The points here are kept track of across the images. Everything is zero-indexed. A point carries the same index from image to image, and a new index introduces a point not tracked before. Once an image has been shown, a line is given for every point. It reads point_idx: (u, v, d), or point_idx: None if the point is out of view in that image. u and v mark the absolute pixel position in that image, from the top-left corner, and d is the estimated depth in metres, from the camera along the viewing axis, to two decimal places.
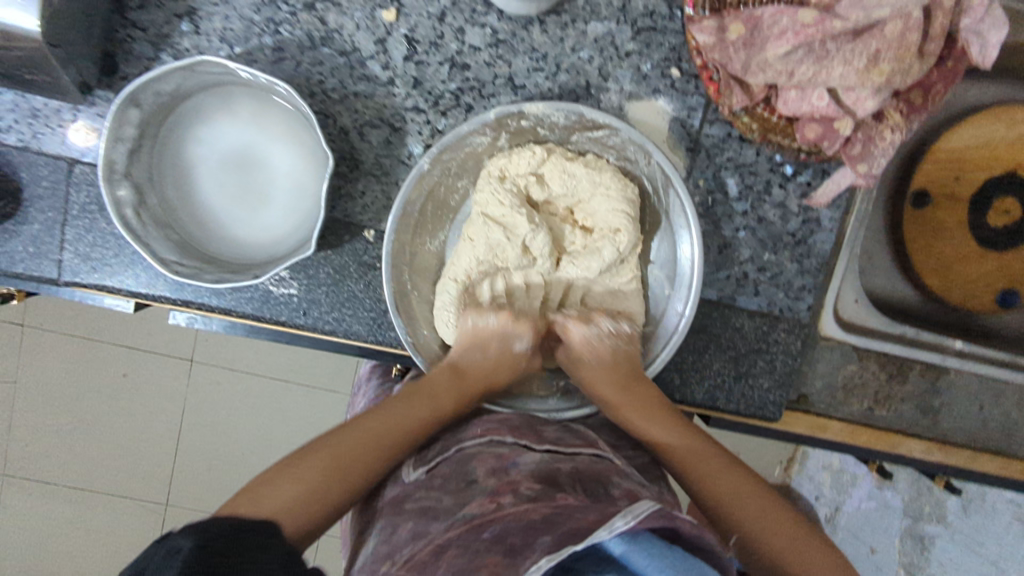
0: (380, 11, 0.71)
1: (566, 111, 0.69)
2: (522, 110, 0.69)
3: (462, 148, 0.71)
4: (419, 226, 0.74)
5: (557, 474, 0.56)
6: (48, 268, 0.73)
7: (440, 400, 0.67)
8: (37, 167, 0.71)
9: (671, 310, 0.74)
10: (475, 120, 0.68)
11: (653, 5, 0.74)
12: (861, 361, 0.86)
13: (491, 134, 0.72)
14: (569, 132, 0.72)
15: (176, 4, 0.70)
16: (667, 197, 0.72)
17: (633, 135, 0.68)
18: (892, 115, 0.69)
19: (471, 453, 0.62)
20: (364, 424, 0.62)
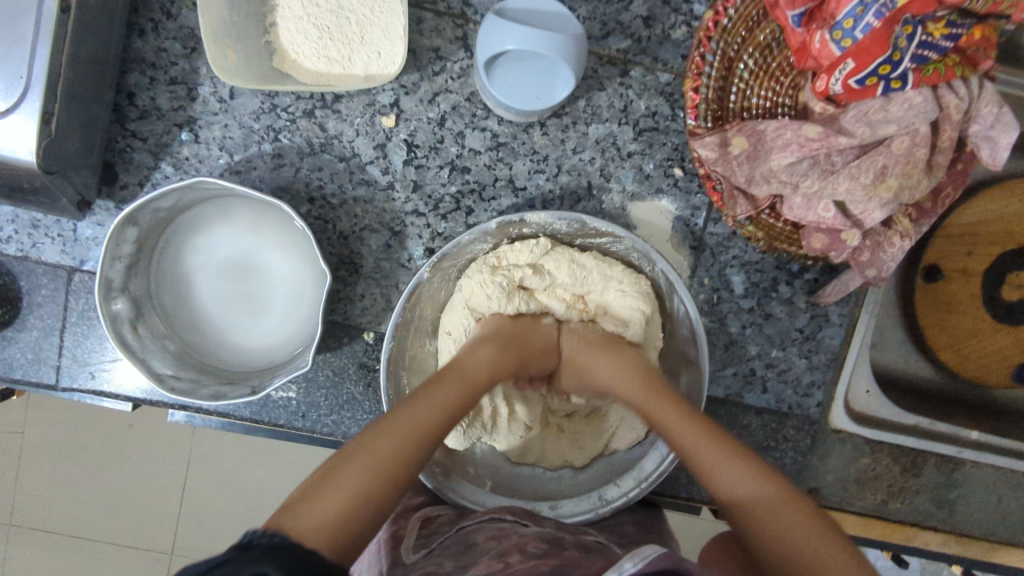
0: (380, 116, 0.71)
1: (568, 220, 0.67)
2: (524, 219, 0.67)
3: (463, 255, 0.70)
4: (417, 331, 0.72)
5: (560, 538, 0.61)
6: (47, 373, 0.73)
7: (461, 388, 0.59)
8: (36, 277, 0.71)
9: None
10: (476, 229, 0.66)
11: (655, 106, 0.73)
12: (873, 454, 0.84)
13: (492, 240, 0.70)
14: (570, 238, 0.71)
15: (175, 113, 0.70)
16: (672, 303, 0.71)
17: (638, 244, 0.67)
18: (900, 222, 0.67)
19: (473, 530, 0.65)
20: (390, 422, 0.54)
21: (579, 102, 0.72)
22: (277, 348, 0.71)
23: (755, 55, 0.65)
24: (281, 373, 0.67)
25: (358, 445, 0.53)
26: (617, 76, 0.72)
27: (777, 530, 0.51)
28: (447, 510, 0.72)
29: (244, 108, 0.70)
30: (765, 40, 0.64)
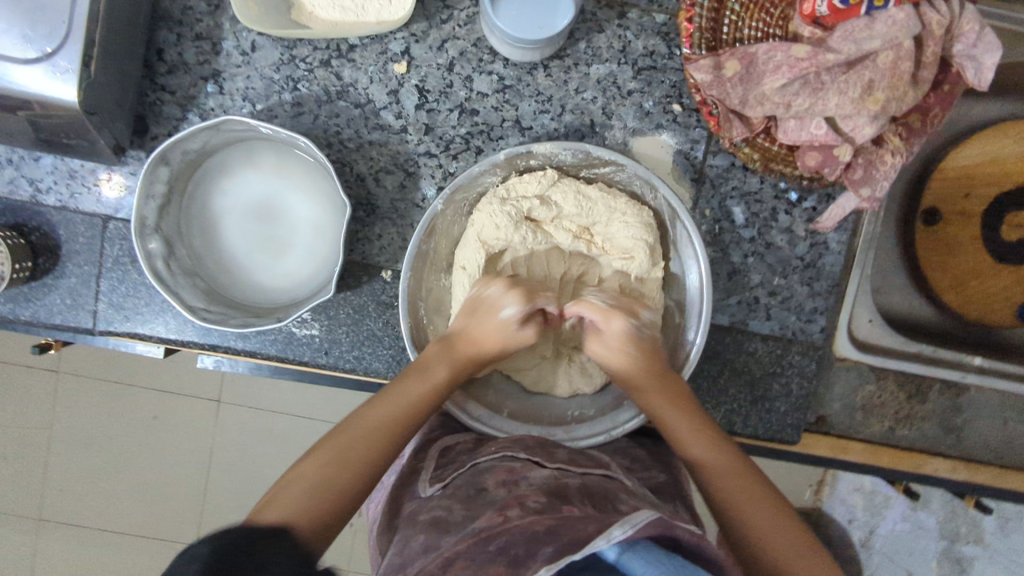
0: (392, 64, 0.75)
1: (573, 150, 0.71)
2: (531, 150, 0.71)
3: (474, 188, 0.74)
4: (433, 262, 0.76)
5: (565, 487, 0.57)
6: (84, 318, 0.78)
7: (431, 373, 0.66)
8: (74, 225, 0.76)
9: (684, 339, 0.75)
10: (486, 162, 0.71)
11: (652, 46, 0.77)
12: (879, 381, 0.87)
13: (502, 173, 0.74)
14: (576, 168, 0.75)
15: (201, 67, 0.74)
16: (674, 227, 0.75)
17: (640, 171, 0.71)
18: (892, 139, 0.71)
19: (485, 467, 0.64)
20: (360, 414, 0.62)
21: (580, 45, 0.76)
22: (300, 286, 0.75)
23: None
24: (306, 303, 0.72)
25: (324, 441, 0.59)
26: (615, 18, 0.76)
27: (725, 490, 0.60)
28: (466, 437, 0.75)
29: (266, 60, 0.75)
30: None
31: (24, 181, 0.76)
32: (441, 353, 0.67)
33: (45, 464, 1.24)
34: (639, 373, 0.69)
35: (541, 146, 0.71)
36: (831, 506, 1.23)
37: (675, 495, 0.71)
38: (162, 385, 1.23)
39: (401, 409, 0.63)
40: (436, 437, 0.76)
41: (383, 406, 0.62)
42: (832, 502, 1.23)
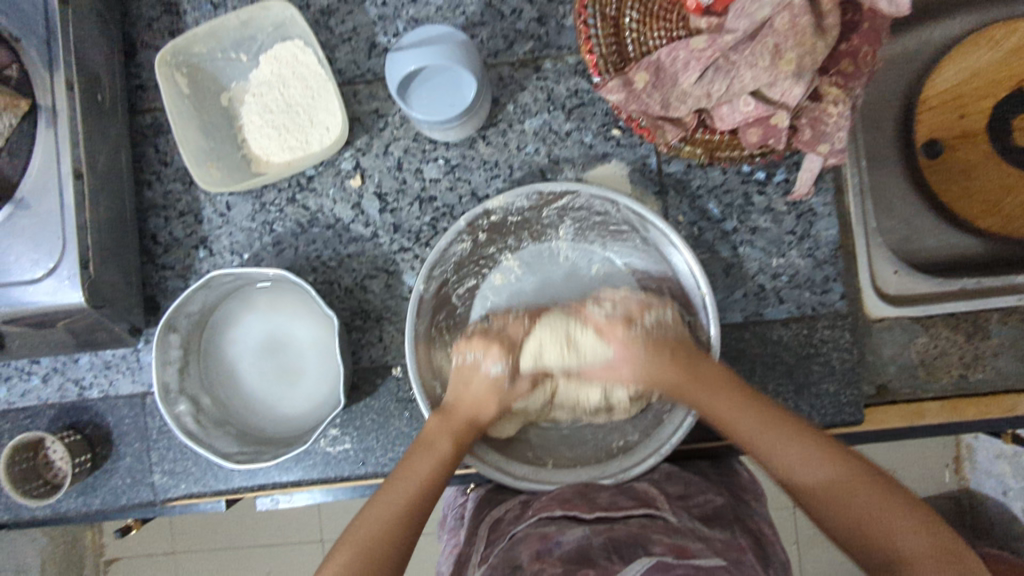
0: (349, 180, 0.82)
1: (526, 194, 0.71)
2: (488, 208, 0.71)
3: (449, 258, 0.74)
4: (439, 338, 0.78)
5: (590, 549, 0.57)
6: (145, 491, 0.83)
7: (426, 459, 0.66)
8: (119, 409, 0.83)
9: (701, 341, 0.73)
10: (451, 232, 0.71)
11: (574, 86, 0.80)
12: (929, 330, 0.80)
13: (469, 238, 0.74)
14: (537, 212, 0.75)
15: (190, 238, 0.83)
16: (649, 232, 0.73)
17: (597, 192, 0.70)
18: (828, 91, 0.69)
19: (519, 538, 0.62)
20: (379, 501, 0.64)
21: (508, 107, 0.81)
22: (322, 402, 0.79)
23: (636, 6, 0.72)
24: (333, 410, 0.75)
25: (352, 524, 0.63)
26: (532, 74, 0.81)
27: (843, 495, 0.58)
28: (513, 503, 0.72)
29: (241, 215, 0.82)
30: None
31: (69, 383, 0.84)
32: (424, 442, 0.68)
33: None
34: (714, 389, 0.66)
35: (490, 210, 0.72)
36: (977, 480, 1.18)
37: (731, 519, 0.66)
38: (265, 537, 1.31)
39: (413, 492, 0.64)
40: (485, 514, 0.74)
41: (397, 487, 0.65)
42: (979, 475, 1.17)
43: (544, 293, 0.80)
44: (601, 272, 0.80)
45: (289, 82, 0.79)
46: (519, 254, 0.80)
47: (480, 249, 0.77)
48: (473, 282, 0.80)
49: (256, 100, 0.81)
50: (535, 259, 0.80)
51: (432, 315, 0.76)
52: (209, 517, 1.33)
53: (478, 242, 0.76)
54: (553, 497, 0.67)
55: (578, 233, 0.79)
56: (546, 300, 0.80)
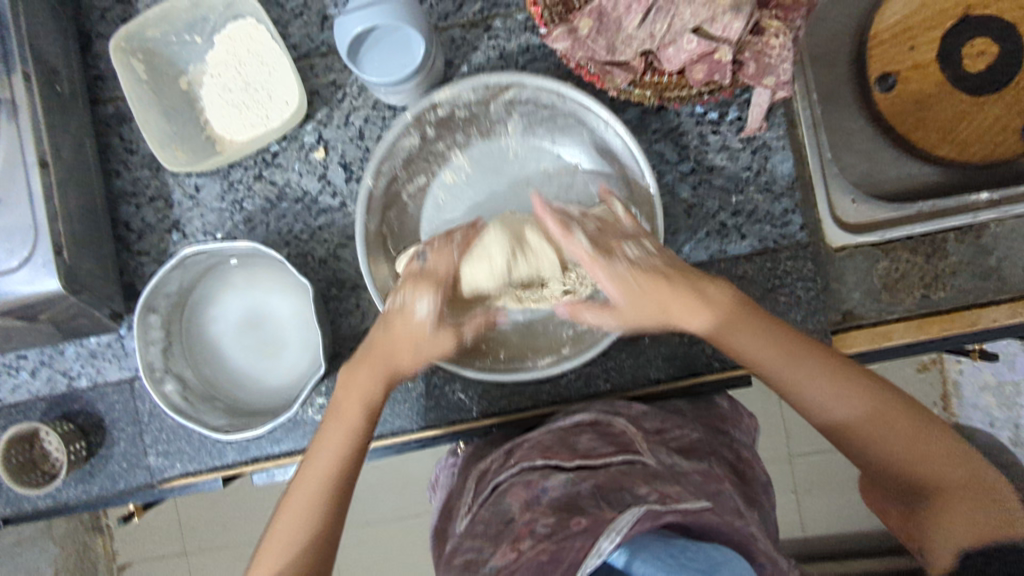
0: (313, 153, 0.83)
1: (472, 86, 0.75)
2: (434, 99, 0.74)
3: (398, 151, 0.77)
4: (387, 234, 0.79)
5: (580, 498, 0.59)
6: (142, 474, 0.85)
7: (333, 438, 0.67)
8: (108, 395, 0.85)
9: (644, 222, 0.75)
10: (398, 124, 0.74)
11: (525, 42, 0.82)
12: (890, 255, 0.82)
13: (418, 132, 0.77)
14: (484, 107, 0.78)
15: (162, 223, 0.84)
16: (587, 116, 0.76)
17: (540, 81, 0.73)
18: (769, 24, 0.70)
19: (505, 487, 0.65)
20: (297, 489, 0.65)
21: (462, 69, 0.82)
22: (304, 370, 0.81)
23: None
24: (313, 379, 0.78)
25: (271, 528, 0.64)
26: (483, 34, 0.82)
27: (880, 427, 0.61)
28: (496, 454, 0.74)
29: (210, 196, 0.84)
30: None
31: (58, 375, 0.86)
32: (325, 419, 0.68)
33: None
34: (745, 322, 0.64)
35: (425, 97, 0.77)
36: (965, 414, 1.20)
37: (708, 452, 0.69)
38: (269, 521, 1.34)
39: (324, 474, 0.65)
40: (471, 469, 0.76)
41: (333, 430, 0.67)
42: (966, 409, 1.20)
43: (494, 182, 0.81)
44: (548, 170, 0.81)
45: (245, 60, 0.81)
46: (469, 152, 0.81)
47: (429, 145, 0.80)
48: (424, 180, 0.81)
49: (216, 81, 0.82)
50: (484, 157, 0.81)
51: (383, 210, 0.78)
52: (212, 499, 1.37)
53: (427, 137, 0.79)
54: (535, 449, 0.69)
55: (526, 130, 0.81)
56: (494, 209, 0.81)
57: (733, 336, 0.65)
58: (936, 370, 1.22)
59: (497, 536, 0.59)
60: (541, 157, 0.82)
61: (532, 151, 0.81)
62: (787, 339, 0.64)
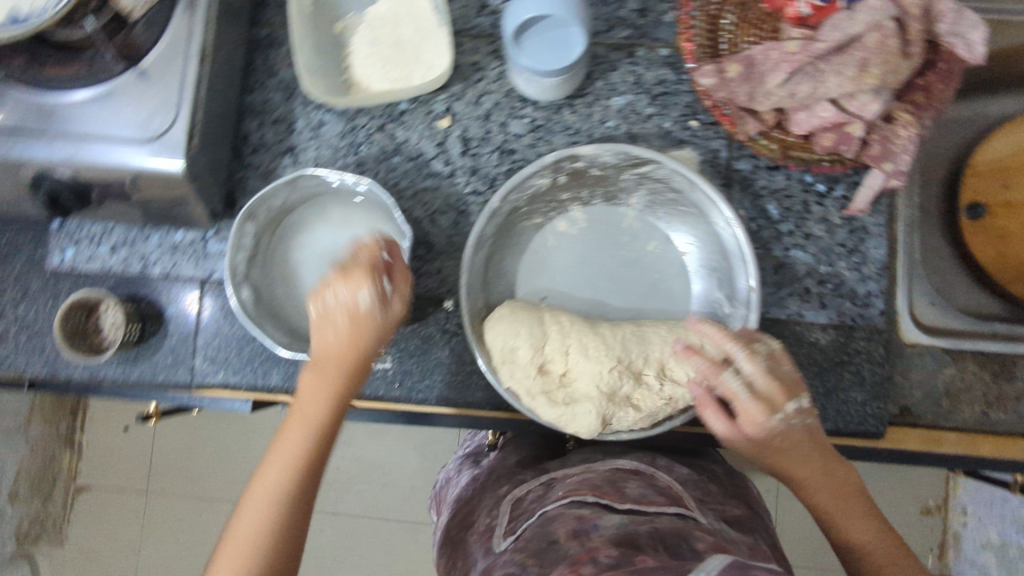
0: (438, 121, 0.87)
1: (614, 151, 0.74)
2: (575, 153, 0.74)
3: (524, 190, 0.78)
4: (492, 264, 0.81)
5: (638, 536, 0.57)
6: (184, 373, 0.85)
7: (321, 395, 0.66)
8: (176, 289, 0.86)
9: (740, 286, 0.75)
10: (535, 163, 0.75)
11: (662, 75, 0.86)
12: (957, 364, 0.84)
13: (550, 176, 0.78)
14: (617, 173, 0.78)
15: (280, 145, 0.88)
16: (705, 201, 0.76)
17: (682, 168, 0.73)
18: (901, 115, 0.75)
19: (553, 515, 0.65)
20: (274, 462, 0.62)
21: (598, 82, 0.86)
22: None
23: (732, 11, 0.80)
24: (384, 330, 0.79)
25: (247, 498, 0.61)
26: (625, 57, 0.87)
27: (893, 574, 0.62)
28: (534, 483, 0.77)
29: (331, 132, 0.87)
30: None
31: (135, 257, 0.87)
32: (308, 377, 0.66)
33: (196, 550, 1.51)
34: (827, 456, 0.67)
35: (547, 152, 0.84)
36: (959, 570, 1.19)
37: (750, 527, 0.70)
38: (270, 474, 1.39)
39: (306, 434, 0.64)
40: (506, 492, 0.78)
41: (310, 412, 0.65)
42: (963, 565, 1.19)
43: (602, 246, 0.82)
44: (657, 249, 0.82)
45: (402, 22, 0.86)
46: (589, 209, 0.82)
47: (554, 191, 0.81)
48: (539, 221, 0.82)
49: (368, 33, 0.86)
50: (601, 218, 0.83)
51: (494, 238, 0.80)
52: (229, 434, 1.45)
53: (556, 181, 0.79)
54: (583, 484, 0.70)
55: (648, 205, 0.82)
56: (598, 261, 0.82)
57: (806, 456, 0.67)
58: (938, 518, 1.22)
59: (540, 554, 0.59)
60: (653, 234, 0.82)
61: (646, 227, 0.82)
62: (852, 484, 0.68)
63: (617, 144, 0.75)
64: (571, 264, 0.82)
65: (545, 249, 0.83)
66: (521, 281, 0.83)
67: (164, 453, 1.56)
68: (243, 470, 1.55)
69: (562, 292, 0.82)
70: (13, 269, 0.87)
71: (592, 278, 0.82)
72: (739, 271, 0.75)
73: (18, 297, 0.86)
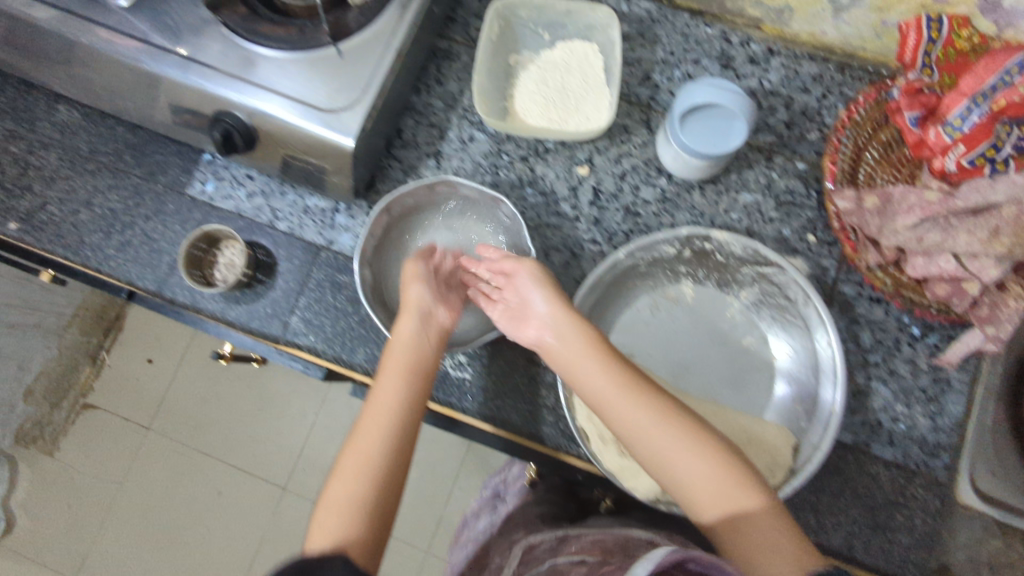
0: (577, 167, 0.93)
1: (745, 244, 0.82)
2: (711, 234, 0.82)
3: (651, 252, 0.85)
4: (597, 308, 0.87)
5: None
6: (276, 326, 0.88)
7: (395, 380, 0.72)
8: (294, 248, 0.91)
9: (821, 399, 0.79)
10: (669, 232, 0.83)
11: (792, 186, 0.92)
12: (1006, 538, 0.85)
13: (678, 247, 0.85)
14: (739, 265, 0.85)
15: (428, 147, 0.93)
16: (806, 311, 0.82)
17: (801, 281, 0.79)
18: (1015, 285, 0.77)
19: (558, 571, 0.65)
20: (361, 435, 0.69)
21: (732, 175, 0.92)
22: (477, 330, 0.88)
23: (877, 147, 0.85)
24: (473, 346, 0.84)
25: (348, 453, 0.68)
26: (763, 160, 0.92)
27: None
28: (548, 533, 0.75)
29: (477, 149, 0.93)
30: (886, 138, 0.85)
31: (268, 208, 0.92)
32: (385, 370, 0.73)
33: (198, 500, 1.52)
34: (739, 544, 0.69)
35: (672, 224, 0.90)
36: None
37: None
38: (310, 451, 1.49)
39: (385, 418, 0.70)
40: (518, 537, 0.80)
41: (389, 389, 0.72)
42: None
43: (699, 326, 0.89)
44: (751, 345, 0.88)
45: (573, 71, 0.92)
46: (698, 288, 0.90)
47: (676, 262, 0.88)
48: (650, 284, 0.90)
49: (538, 72, 0.93)
50: (707, 300, 0.89)
51: (606, 286, 0.86)
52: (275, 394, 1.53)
53: (681, 255, 0.86)
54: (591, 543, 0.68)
55: (756, 302, 0.88)
56: (692, 338, 0.88)
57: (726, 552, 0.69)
58: None
59: None
60: (751, 330, 0.89)
61: (747, 322, 0.88)
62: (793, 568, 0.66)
63: (749, 239, 0.83)
64: (666, 334, 0.88)
65: (647, 312, 0.89)
66: (617, 334, 0.89)
67: (181, 398, 1.57)
68: (247, 440, 1.56)
69: (650, 356, 0.87)
70: (156, 187, 0.93)
71: (682, 352, 0.88)
72: (825, 383, 0.79)
73: (152, 213, 0.92)
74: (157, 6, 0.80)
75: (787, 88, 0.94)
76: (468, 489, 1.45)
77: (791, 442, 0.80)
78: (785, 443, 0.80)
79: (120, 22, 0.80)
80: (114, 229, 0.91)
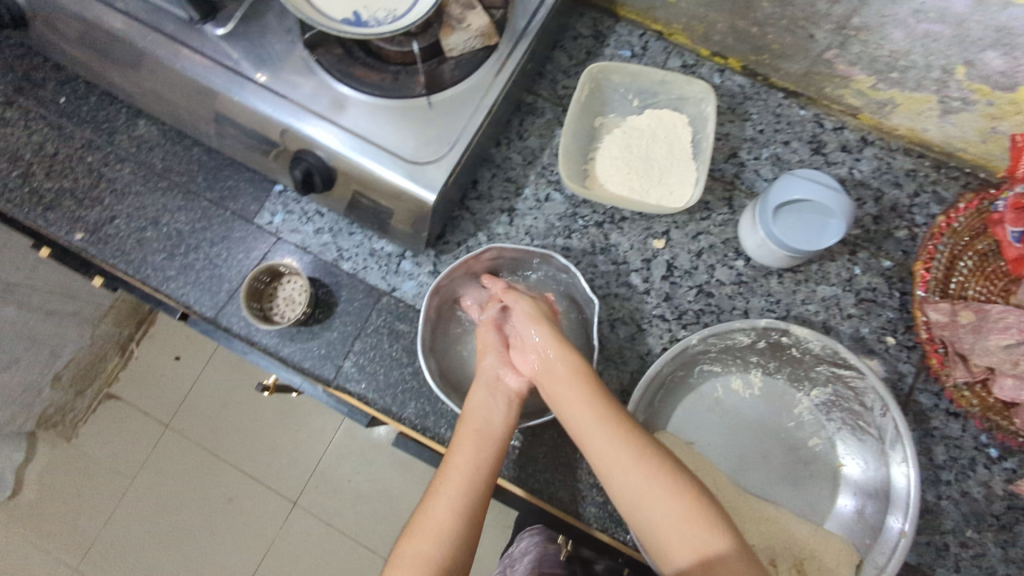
0: (652, 239, 0.90)
1: (825, 342, 0.78)
2: (790, 329, 0.78)
3: (725, 339, 0.82)
4: (665, 389, 0.85)
5: None
6: (328, 369, 0.86)
7: (466, 447, 0.71)
8: (356, 290, 0.89)
9: (891, 522, 0.75)
10: (747, 322, 0.79)
11: (875, 283, 0.88)
12: None
13: (754, 336, 0.82)
14: (815, 362, 0.82)
15: (502, 202, 0.91)
16: (883, 423, 0.77)
17: (882, 389, 0.75)
18: None
19: None
20: (436, 500, 0.68)
21: (813, 265, 0.88)
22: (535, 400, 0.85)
23: (972, 257, 0.84)
24: (527, 421, 0.82)
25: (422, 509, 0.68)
26: (846, 253, 0.89)
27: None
28: None
29: (552, 209, 0.91)
30: (983, 248, 0.84)
31: (334, 247, 0.91)
32: (457, 437, 0.72)
33: (207, 510, 1.48)
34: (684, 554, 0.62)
35: (749, 310, 0.87)
36: None
37: None
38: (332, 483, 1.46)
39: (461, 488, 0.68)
40: None
41: (461, 455, 0.71)
42: None
43: (765, 420, 0.85)
44: (817, 447, 0.85)
45: (659, 141, 0.89)
46: (767, 379, 0.87)
47: (748, 350, 0.85)
48: (719, 369, 0.87)
49: (623, 137, 0.90)
50: (775, 394, 0.86)
51: (676, 367, 0.83)
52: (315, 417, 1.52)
53: (755, 344, 0.83)
54: None
55: (827, 403, 0.85)
56: (757, 431, 0.85)
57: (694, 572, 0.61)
58: None
59: None
60: (818, 431, 0.85)
61: (815, 423, 0.85)
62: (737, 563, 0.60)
63: (829, 338, 0.79)
64: (729, 424, 0.85)
65: (713, 398, 0.86)
66: (678, 416, 0.86)
67: (202, 398, 1.52)
68: (263, 448, 1.51)
69: (710, 446, 0.84)
70: (224, 213, 0.92)
71: (745, 445, 0.84)
72: (896, 508, 0.74)
73: (217, 238, 0.91)
74: (253, 38, 0.79)
75: (878, 180, 0.90)
76: (477, 528, 1.45)
77: (854, 558, 0.76)
78: (849, 561, 0.75)
79: (216, 49, 0.79)
80: (178, 250, 0.90)
